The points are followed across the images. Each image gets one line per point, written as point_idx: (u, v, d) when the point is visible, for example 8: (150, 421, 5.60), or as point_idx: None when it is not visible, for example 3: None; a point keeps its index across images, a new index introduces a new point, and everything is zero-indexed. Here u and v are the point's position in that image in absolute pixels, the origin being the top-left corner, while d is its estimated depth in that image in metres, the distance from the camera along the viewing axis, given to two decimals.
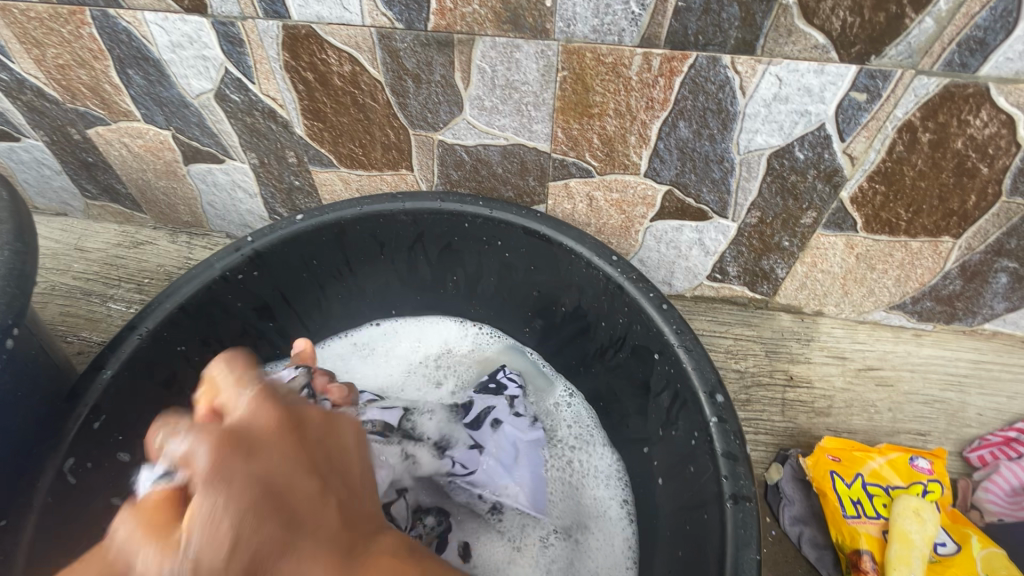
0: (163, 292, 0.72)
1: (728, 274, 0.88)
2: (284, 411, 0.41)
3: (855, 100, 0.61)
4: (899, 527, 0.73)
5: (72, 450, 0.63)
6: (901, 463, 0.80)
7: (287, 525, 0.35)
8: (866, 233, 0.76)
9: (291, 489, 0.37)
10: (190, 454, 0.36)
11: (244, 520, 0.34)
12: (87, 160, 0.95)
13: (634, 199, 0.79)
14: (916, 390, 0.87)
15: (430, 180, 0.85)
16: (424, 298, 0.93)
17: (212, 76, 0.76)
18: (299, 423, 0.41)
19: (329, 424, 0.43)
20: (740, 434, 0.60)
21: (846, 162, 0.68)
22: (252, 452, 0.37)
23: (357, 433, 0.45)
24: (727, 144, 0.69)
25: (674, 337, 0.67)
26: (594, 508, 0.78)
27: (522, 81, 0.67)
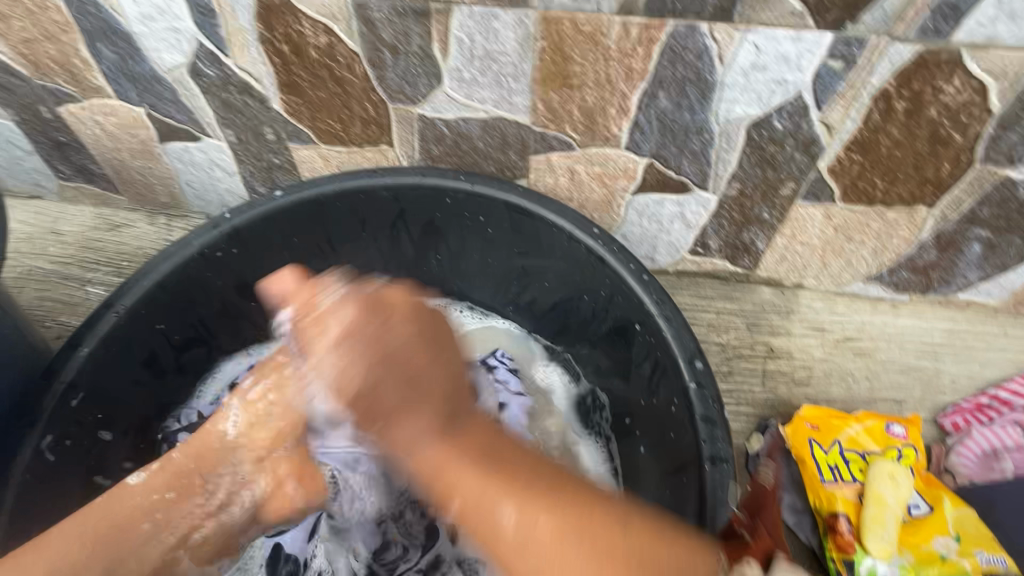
0: (140, 270, 0.71)
1: (709, 248, 0.89)
2: (413, 326, 0.59)
3: (831, 68, 0.61)
4: (873, 490, 0.75)
5: (50, 427, 0.62)
6: (877, 430, 0.82)
7: (404, 387, 0.56)
8: (843, 203, 0.76)
9: (411, 369, 0.57)
10: (337, 315, 0.58)
11: (372, 369, 0.56)
12: (59, 139, 0.93)
13: (615, 173, 0.79)
14: (892, 359, 0.89)
15: (411, 156, 0.84)
16: (408, 275, 0.93)
17: (185, 49, 0.74)
18: (424, 337, 0.59)
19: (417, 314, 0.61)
20: (719, 399, 0.61)
21: (823, 132, 0.68)
22: (380, 339, 0.57)
23: (456, 353, 0.62)
24: (707, 115, 0.69)
25: (654, 307, 0.67)
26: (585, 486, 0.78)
27: (500, 51, 0.67)
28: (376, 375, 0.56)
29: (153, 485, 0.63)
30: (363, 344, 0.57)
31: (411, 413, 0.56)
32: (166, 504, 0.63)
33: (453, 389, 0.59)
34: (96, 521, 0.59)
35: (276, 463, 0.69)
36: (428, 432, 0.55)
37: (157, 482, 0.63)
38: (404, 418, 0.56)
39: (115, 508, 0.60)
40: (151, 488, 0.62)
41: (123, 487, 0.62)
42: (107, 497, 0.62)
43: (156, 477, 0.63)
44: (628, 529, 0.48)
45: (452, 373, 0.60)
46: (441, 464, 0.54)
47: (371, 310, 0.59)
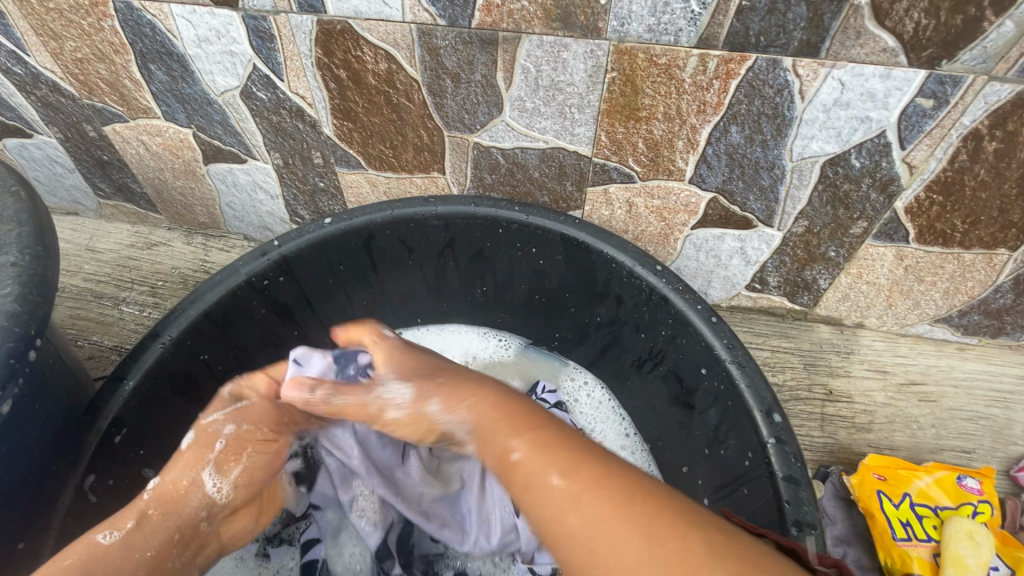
0: (187, 298, 0.69)
1: (767, 284, 0.85)
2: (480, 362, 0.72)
3: (921, 106, 0.58)
4: (951, 550, 0.70)
5: (92, 467, 0.60)
6: (948, 482, 0.77)
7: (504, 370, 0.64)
8: (918, 244, 0.73)
9: None
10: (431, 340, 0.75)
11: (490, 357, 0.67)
12: (101, 158, 0.92)
13: (676, 206, 0.76)
14: (960, 407, 0.84)
15: (461, 183, 0.82)
16: (451, 304, 0.90)
17: (239, 73, 0.73)
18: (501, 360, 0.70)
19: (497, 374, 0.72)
20: (801, 457, 0.57)
21: (904, 171, 0.65)
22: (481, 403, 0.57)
23: None
24: (780, 151, 0.66)
25: (725, 352, 0.63)
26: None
27: (567, 81, 0.64)
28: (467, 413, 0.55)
29: (131, 542, 0.54)
30: (450, 392, 0.57)
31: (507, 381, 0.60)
32: (150, 561, 0.55)
33: None
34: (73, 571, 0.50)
35: (247, 518, 0.63)
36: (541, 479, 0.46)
37: (138, 539, 0.55)
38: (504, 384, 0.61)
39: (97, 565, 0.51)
40: (135, 544, 0.54)
41: (92, 546, 0.53)
42: (84, 546, 0.53)
43: (135, 536, 0.55)
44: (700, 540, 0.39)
45: None
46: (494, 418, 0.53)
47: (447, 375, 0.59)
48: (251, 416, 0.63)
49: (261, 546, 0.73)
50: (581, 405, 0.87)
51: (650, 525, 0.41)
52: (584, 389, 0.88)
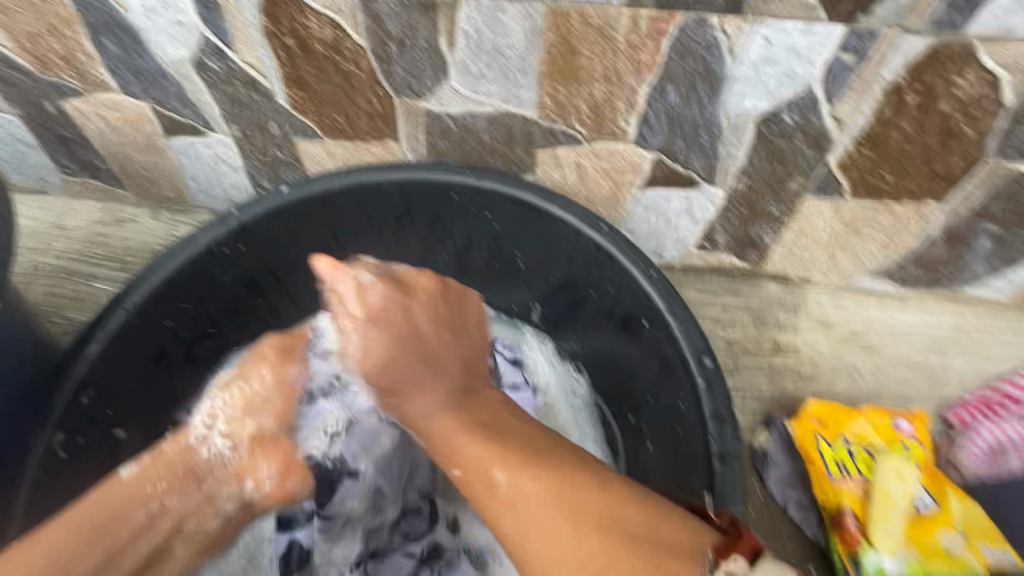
0: (148, 267, 0.71)
1: (716, 243, 0.88)
2: (432, 291, 0.75)
3: (843, 60, 0.61)
4: (880, 486, 0.75)
5: (61, 424, 0.64)
6: (884, 425, 0.82)
7: (417, 358, 0.69)
8: (852, 198, 0.76)
9: (424, 347, 0.70)
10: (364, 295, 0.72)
11: (392, 342, 0.70)
12: (63, 135, 0.93)
13: (623, 167, 0.79)
14: (899, 354, 0.89)
15: (416, 150, 0.84)
16: (413, 270, 0.93)
17: (190, 44, 0.74)
18: (441, 307, 0.75)
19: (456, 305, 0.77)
20: (727, 396, 0.61)
21: (833, 125, 0.68)
22: (382, 317, 0.71)
23: (474, 330, 0.77)
24: (715, 108, 0.68)
25: (663, 303, 0.67)
26: (591, 440, 0.85)
27: (507, 44, 0.66)
28: (443, 417, 0.64)
29: (149, 475, 0.64)
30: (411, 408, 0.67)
31: (429, 387, 0.67)
32: (159, 495, 0.64)
33: (462, 364, 0.71)
34: (88, 518, 0.59)
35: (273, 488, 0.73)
36: (437, 399, 0.66)
37: (153, 470, 0.65)
38: (418, 389, 0.67)
39: (109, 500, 0.61)
40: (148, 477, 0.64)
41: (116, 481, 0.63)
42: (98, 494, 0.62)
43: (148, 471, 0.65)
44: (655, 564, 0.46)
45: (465, 352, 0.73)
46: (478, 461, 0.57)
47: (446, 304, 0.75)
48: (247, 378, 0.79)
49: None
50: (534, 366, 0.92)
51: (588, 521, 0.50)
52: (539, 351, 0.93)
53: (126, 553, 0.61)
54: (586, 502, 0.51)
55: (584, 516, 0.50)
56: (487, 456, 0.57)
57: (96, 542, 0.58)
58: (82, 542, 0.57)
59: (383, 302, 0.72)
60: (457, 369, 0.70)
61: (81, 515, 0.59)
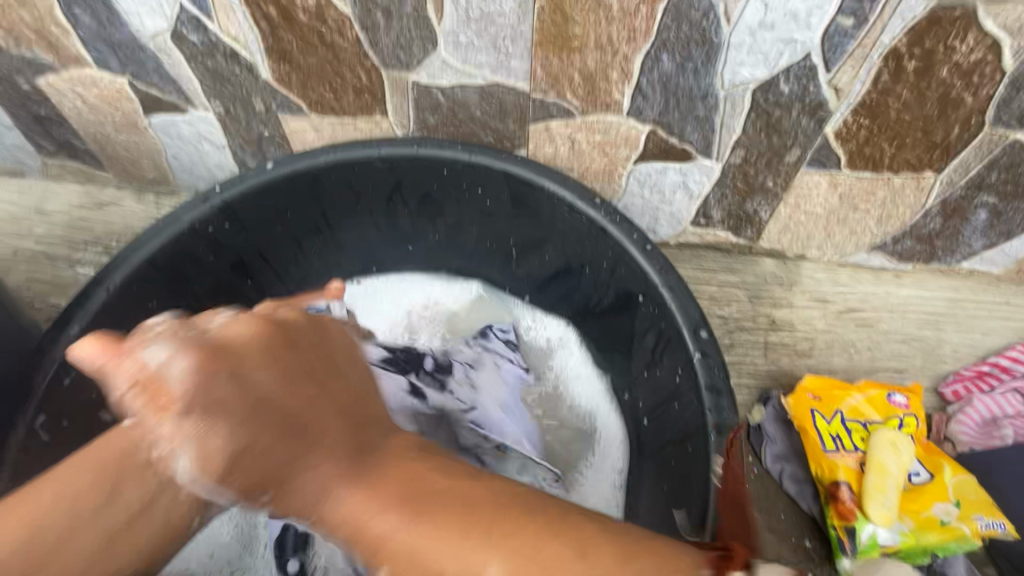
0: (129, 246, 0.69)
1: (712, 219, 0.87)
2: (262, 329, 0.52)
3: (842, 25, 0.59)
4: (876, 458, 0.75)
5: (43, 407, 0.62)
6: (879, 399, 0.82)
7: (292, 419, 0.47)
8: (849, 170, 0.75)
9: (283, 408, 0.47)
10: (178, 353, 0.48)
11: (250, 399, 0.47)
12: (40, 114, 0.90)
13: (617, 141, 0.77)
14: (894, 329, 0.89)
15: (406, 126, 0.82)
16: (404, 250, 0.91)
17: (167, 14, 0.71)
18: (280, 348, 0.52)
19: (313, 332, 0.56)
20: (724, 368, 0.60)
21: (831, 95, 0.66)
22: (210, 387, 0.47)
23: (354, 372, 0.55)
24: (712, 78, 0.67)
25: (658, 277, 0.66)
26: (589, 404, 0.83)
27: (497, 12, 0.64)
28: (343, 495, 0.44)
29: (78, 487, 0.47)
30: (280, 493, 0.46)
31: (315, 459, 0.45)
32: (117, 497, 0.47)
33: (357, 421, 0.49)
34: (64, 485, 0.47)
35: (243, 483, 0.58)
36: (324, 469, 0.45)
37: (101, 464, 0.48)
38: (304, 468, 0.45)
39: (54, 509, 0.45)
40: (87, 475, 0.48)
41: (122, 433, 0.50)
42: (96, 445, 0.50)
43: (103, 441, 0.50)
44: (559, 519, 0.41)
45: (342, 386, 0.52)
46: (353, 517, 0.43)
47: (281, 341, 0.52)
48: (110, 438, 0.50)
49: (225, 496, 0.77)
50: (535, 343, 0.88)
51: (505, 524, 0.40)
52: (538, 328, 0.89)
53: (123, 492, 0.48)
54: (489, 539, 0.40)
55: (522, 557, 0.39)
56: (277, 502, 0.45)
57: (104, 484, 0.48)
58: (92, 491, 0.47)
59: (259, 334, 0.52)
60: (360, 403, 0.51)
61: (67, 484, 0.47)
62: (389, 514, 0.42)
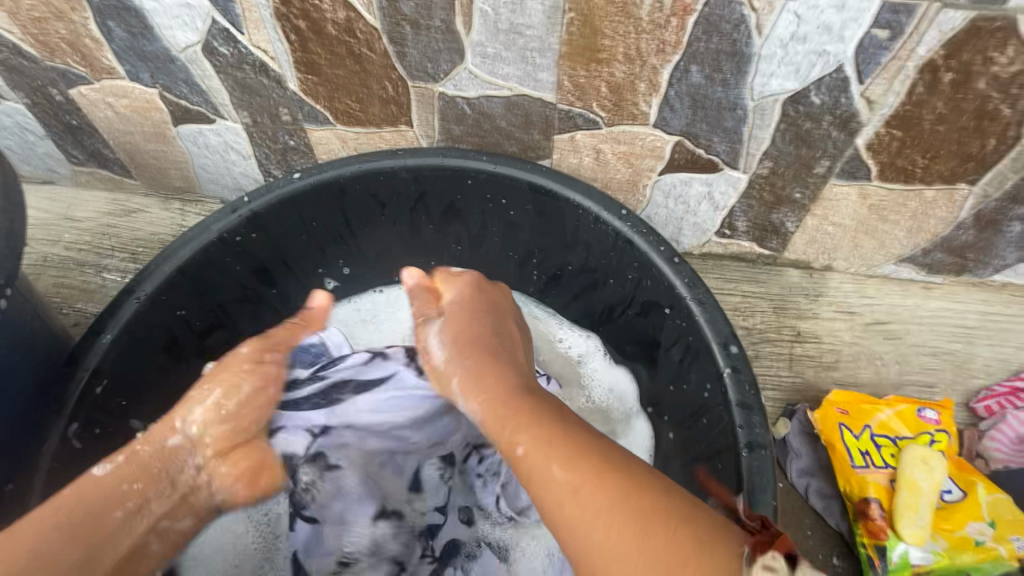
0: (160, 256, 0.70)
1: (737, 229, 0.86)
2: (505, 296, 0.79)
3: (876, 38, 0.58)
4: (906, 475, 0.73)
5: (76, 415, 0.63)
6: (909, 414, 0.80)
7: (491, 354, 0.68)
8: (880, 181, 0.74)
9: (501, 338, 0.71)
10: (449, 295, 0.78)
11: (469, 338, 0.71)
12: (71, 123, 0.92)
13: (643, 151, 0.77)
14: (924, 342, 0.87)
15: (430, 136, 0.82)
16: (426, 259, 0.91)
17: (199, 27, 0.72)
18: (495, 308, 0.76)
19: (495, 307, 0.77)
20: (754, 384, 0.59)
21: (863, 106, 0.65)
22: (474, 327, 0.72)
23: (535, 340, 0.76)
24: (741, 90, 0.66)
25: (686, 290, 0.65)
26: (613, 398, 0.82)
27: (526, 24, 0.64)
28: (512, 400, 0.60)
29: (122, 476, 0.60)
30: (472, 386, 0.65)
31: (501, 379, 0.64)
32: (136, 494, 0.60)
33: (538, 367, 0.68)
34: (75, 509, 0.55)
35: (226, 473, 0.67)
36: (509, 390, 0.62)
37: (129, 473, 0.60)
38: (488, 379, 0.64)
39: (86, 497, 0.56)
40: (123, 476, 0.60)
41: (87, 479, 0.58)
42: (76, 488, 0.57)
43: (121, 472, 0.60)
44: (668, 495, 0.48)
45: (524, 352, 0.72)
46: (507, 424, 0.58)
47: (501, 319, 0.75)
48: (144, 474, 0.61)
49: None
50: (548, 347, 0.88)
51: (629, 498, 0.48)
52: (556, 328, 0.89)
53: (106, 549, 0.55)
54: (616, 484, 0.49)
55: (640, 517, 0.46)
56: (490, 412, 0.61)
57: (80, 542, 0.53)
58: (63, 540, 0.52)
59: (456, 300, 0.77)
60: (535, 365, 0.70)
61: (54, 501, 0.55)
62: (535, 434, 0.55)
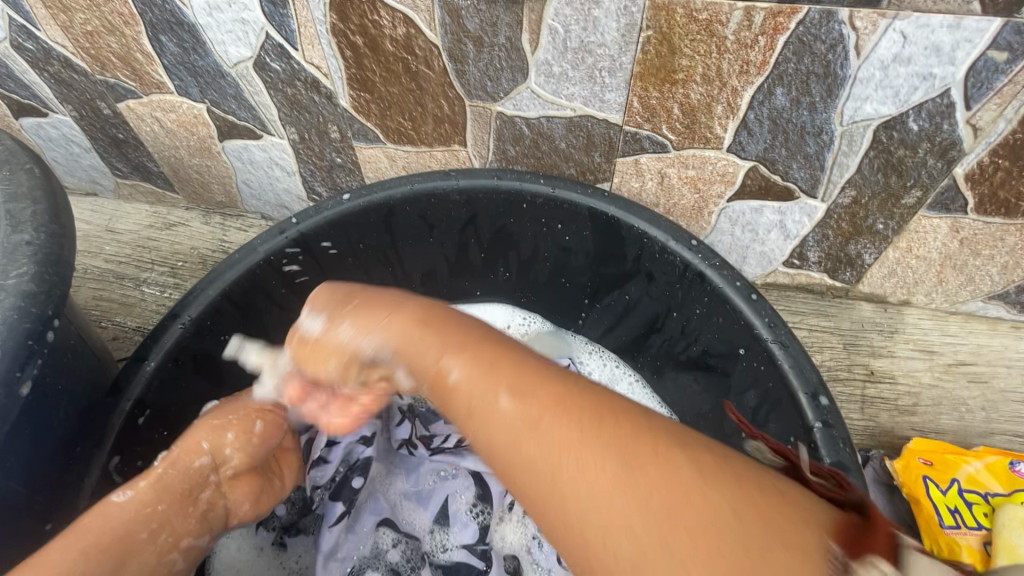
0: (205, 278, 0.67)
1: (807, 260, 0.80)
2: None
3: (993, 60, 0.53)
4: (1004, 539, 0.66)
5: (117, 449, 0.60)
6: (1000, 468, 0.73)
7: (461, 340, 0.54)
8: (977, 215, 0.67)
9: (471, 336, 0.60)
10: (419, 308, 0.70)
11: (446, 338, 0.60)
12: (117, 136, 0.90)
13: (712, 177, 0.72)
14: (1013, 388, 0.80)
15: (484, 156, 0.78)
16: (472, 283, 0.88)
17: (252, 43, 0.69)
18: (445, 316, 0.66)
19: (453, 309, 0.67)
20: (849, 442, 0.53)
21: (968, 134, 0.59)
22: None
23: None
24: (829, 114, 0.61)
25: (766, 331, 0.60)
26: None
27: (598, 42, 0.60)
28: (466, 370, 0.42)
29: (144, 498, 0.57)
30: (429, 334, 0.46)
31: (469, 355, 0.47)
32: (159, 517, 0.57)
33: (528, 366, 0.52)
34: (90, 539, 0.52)
35: (249, 486, 0.64)
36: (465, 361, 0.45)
37: (147, 495, 0.57)
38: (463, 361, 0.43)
39: (109, 524, 0.54)
40: (144, 500, 0.56)
41: (108, 505, 0.55)
42: (97, 511, 0.55)
43: (146, 493, 0.57)
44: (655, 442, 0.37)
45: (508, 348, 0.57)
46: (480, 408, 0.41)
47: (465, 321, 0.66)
48: (171, 487, 0.58)
49: (279, 535, 0.73)
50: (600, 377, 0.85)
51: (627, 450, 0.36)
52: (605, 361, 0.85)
53: (127, 566, 0.53)
54: (587, 406, 0.39)
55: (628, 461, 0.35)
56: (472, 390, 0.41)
57: (100, 565, 0.51)
58: (86, 564, 0.50)
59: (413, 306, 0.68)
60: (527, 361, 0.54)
61: (75, 532, 0.52)
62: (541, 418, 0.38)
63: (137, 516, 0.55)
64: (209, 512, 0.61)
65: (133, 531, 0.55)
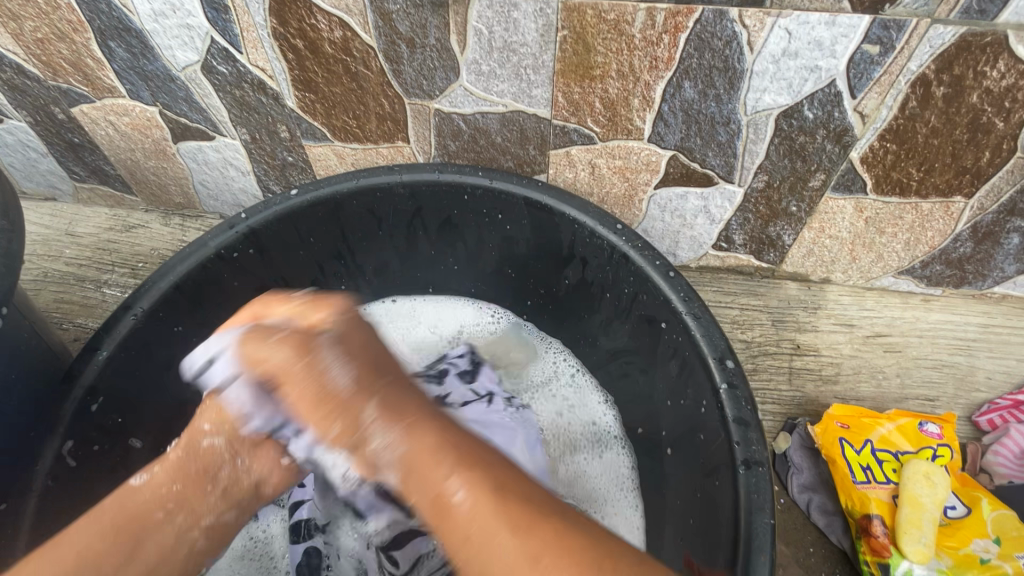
0: (157, 272, 0.70)
1: (733, 243, 0.86)
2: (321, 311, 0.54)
3: (867, 53, 0.59)
4: (908, 490, 0.72)
5: (70, 432, 0.62)
6: (910, 428, 0.79)
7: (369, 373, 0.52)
8: (876, 195, 0.74)
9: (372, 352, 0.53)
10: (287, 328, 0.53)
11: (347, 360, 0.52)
12: (73, 141, 0.93)
13: (638, 166, 0.77)
14: (924, 355, 0.86)
15: (427, 152, 0.83)
16: (424, 274, 0.92)
17: (198, 47, 0.73)
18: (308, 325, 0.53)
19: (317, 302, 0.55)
20: (751, 400, 0.59)
21: (857, 120, 0.65)
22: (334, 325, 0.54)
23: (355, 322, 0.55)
24: (734, 105, 0.67)
25: (681, 304, 0.65)
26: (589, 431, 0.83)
27: (520, 42, 0.64)
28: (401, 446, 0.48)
29: (160, 480, 0.54)
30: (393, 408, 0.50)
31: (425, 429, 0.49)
32: (176, 496, 0.53)
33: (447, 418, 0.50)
34: (110, 517, 0.51)
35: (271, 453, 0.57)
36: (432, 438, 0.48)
37: (166, 476, 0.54)
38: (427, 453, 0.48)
39: (127, 508, 0.52)
40: (159, 482, 0.54)
41: (126, 489, 0.54)
42: (112, 500, 0.53)
43: (160, 476, 0.54)
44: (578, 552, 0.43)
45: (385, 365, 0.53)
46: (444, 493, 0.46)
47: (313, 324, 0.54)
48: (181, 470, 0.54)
49: None
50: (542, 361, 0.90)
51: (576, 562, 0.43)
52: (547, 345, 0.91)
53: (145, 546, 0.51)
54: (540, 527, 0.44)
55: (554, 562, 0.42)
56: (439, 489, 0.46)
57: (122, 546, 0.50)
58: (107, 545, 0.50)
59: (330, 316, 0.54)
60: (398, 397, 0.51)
61: (92, 518, 0.52)
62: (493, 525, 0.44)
63: (157, 497, 0.53)
64: (232, 487, 0.56)
65: (151, 509, 0.52)
